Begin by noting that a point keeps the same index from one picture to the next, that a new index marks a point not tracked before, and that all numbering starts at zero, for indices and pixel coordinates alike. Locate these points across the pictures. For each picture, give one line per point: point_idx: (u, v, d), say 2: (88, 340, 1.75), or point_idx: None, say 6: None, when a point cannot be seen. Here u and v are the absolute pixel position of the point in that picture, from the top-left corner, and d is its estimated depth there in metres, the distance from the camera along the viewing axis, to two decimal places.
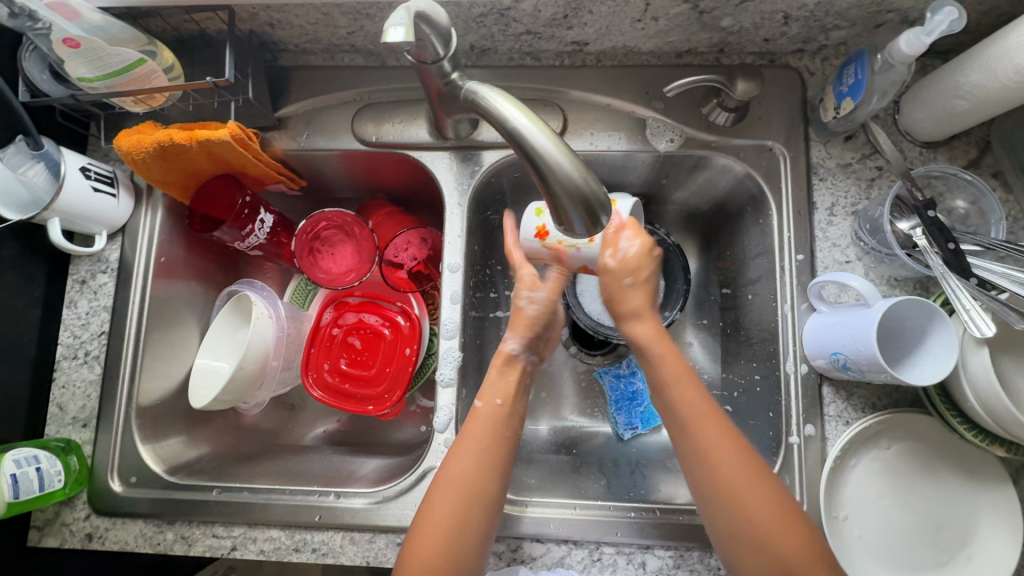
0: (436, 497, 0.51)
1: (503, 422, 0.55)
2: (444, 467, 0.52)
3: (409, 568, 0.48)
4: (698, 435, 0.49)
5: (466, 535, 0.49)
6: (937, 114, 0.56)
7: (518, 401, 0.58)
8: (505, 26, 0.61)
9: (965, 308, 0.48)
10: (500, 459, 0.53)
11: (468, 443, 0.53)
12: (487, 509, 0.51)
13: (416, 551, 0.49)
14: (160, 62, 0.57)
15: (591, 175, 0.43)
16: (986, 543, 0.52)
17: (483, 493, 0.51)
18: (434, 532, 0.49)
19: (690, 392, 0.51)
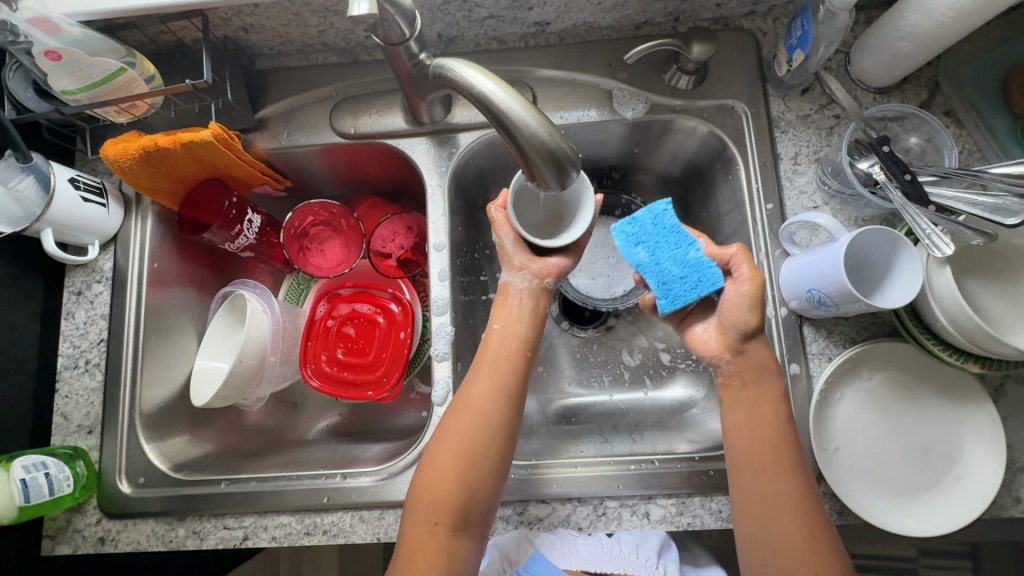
0: (440, 440, 0.55)
1: (507, 363, 0.58)
2: (450, 412, 0.56)
3: (418, 507, 0.52)
4: (782, 554, 0.48)
5: (472, 479, 0.52)
6: (885, 58, 0.59)
7: (532, 340, 0.60)
8: (469, 12, 0.64)
9: (925, 232, 0.51)
10: (505, 402, 0.55)
11: (476, 381, 0.56)
12: (491, 448, 0.54)
13: (422, 490, 0.53)
14: (141, 71, 0.59)
15: (558, 133, 0.46)
16: (973, 459, 0.54)
17: (485, 436, 0.54)
18: (438, 475, 0.53)
19: (781, 493, 0.49)
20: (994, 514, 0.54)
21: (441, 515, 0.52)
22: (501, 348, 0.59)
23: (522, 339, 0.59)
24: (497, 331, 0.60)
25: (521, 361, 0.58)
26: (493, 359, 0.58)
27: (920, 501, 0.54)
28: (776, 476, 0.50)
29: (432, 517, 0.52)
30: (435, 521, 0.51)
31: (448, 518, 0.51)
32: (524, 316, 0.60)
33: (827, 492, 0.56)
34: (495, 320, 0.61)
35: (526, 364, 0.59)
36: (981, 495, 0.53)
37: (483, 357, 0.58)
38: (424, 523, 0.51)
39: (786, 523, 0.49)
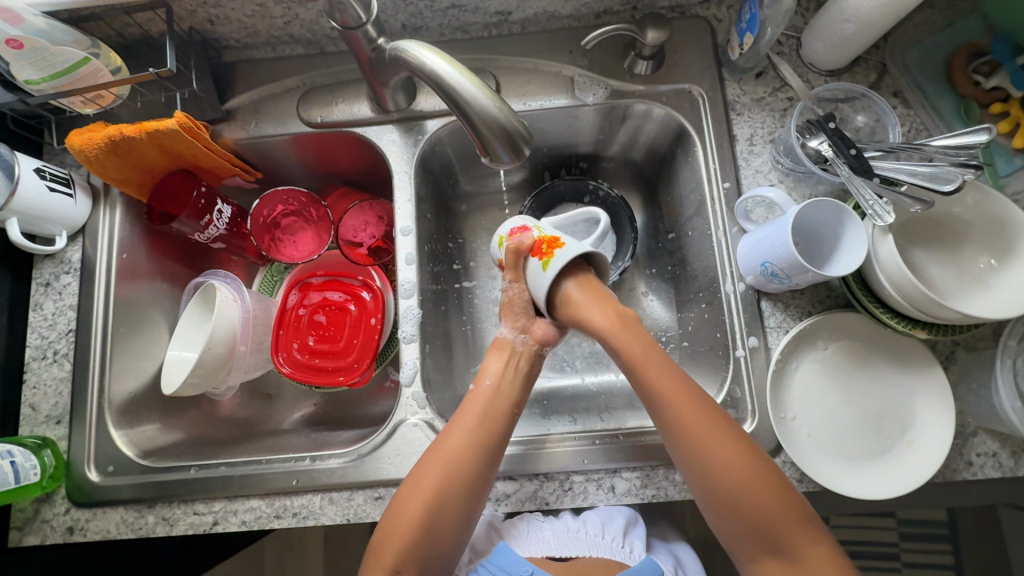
0: (413, 489, 0.54)
1: (492, 421, 0.57)
2: (426, 456, 0.55)
3: (380, 550, 0.52)
4: (735, 488, 0.49)
5: (438, 528, 0.52)
6: (831, 40, 0.62)
7: (514, 404, 0.60)
8: (430, 2, 0.65)
9: (868, 202, 0.53)
10: (485, 460, 0.55)
11: (456, 430, 0.56)
12: (464, 500, 0.53)
13: (388, 535, 0.52)
14: (106, 62, 0.61)
15: (510, 111, 0.47)
16: (924, 424, 0.56)
17: (459, 491, 0.53)
18: (406, 521, 0.52)
19: (729, 445, 0.50)
20: (947, 478, 0.56)
21: (404, 564, 0.51)
22: (488, 404, 0.58)
23: (511, 402, 0.59)
24: (486, 390, 0.60)
25: (507, 420, 0.57)
26: (477, 415, 0.57)
27: (874, 467, 0.55)
28: (709, 422, 0.51)
29: (393, 563, 0.51)
30: (396, 570, 0.51)
31: (410, 568, 0.52)
32: (516, 377, 0.61)
33: (787, 461, 0.57)
34: (485, 376, 0.61)
35: (511, 422, 0.58)
36: (933, 459, 0.54)
37: (467, 411, 0.58)
38: (384, 568, 0.51)
39: (733, 464, 0.50)
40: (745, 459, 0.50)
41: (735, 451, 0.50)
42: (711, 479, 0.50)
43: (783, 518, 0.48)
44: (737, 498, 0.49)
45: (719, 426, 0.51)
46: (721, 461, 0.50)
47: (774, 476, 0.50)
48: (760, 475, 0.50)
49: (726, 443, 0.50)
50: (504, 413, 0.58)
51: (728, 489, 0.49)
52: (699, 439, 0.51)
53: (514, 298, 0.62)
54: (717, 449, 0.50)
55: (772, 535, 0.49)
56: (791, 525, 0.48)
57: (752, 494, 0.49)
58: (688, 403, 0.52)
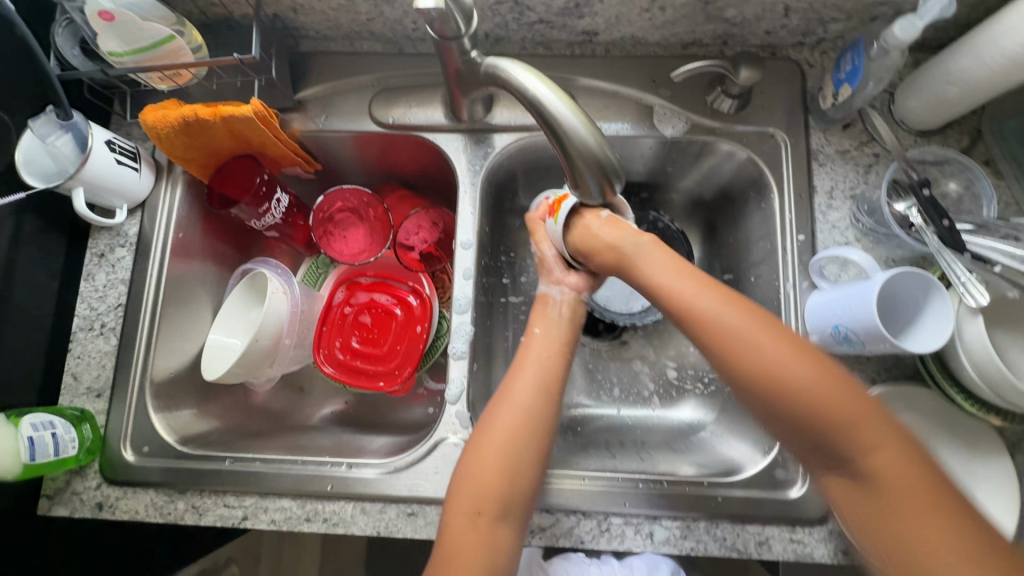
0: (480, 440, 0.53)
1: (550, 364, 0.56)
2: (494, 405, 0.55)
3: (461, 497, 0.51)
4: (797, 403, 0.42)
5: (521, 472, 0.52)
6: (930, 101, 0.59)
7: (571, 345, 0.60)
8: (519, 14, 0.64)
9: (960, 280, 0.51)
10: (548, 399, 0.54)
11: (521, 371, 0.56)
12: (538, 444, 0.53)
13: (465, 484, 0.51)
14: (188, 41, 0.59)
15: (607, 143, 0.45)
16: (986, 511, 0.54)
17: (533, 433, 0.53)
18: (481, 469, 0.51)
19: (773, 347, 0.44)
20: None
21: (484, 505, 0.50)
22: (544, 348, 0.58)
23: (563, 342, 0.59)
24: (538, 334, 0.60)
25: (564, 363, 0.57)
26: (536, 359, 0.57)
27: None
28: (756, 334, 0.45)
29: (474, 507, 0.50)
30: (477, 511, 0.50)
31: (492, 509, 0.50)
32: (562, 321, 0.61)
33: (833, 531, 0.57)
34: (535, 324, 0.61)
35: (567, 366, 0.58)
36: None
37: (526, 356, 0.57)
38: (467, 512, 0.50)
39: (796, 378, 0.43)
40: (817, 374, 0.42)
41: (790, 360, 0.43)
42: (760, 394, 0.44)
43: (852, 421, 0.41)
44: (789, 406, 0.43)
45: (799, 362, 0.43)
46: (779, 372, 0.43)
47: (851, 393, 0.42)
48: (833, 385, 0.42)
49: (776, 354, 0.44)
50: (560, 357, 0.58)
51: (772, 398, 0.43)
52: (734, 347, 0.45)
53: (545, 257, 0.65)
54: (779, 370, 0.43)
55: (835, 438, 0.41)
56: (864, 428, 0.40)
57: (827, 418, 0.41)
58: (727, 310, 0.46)
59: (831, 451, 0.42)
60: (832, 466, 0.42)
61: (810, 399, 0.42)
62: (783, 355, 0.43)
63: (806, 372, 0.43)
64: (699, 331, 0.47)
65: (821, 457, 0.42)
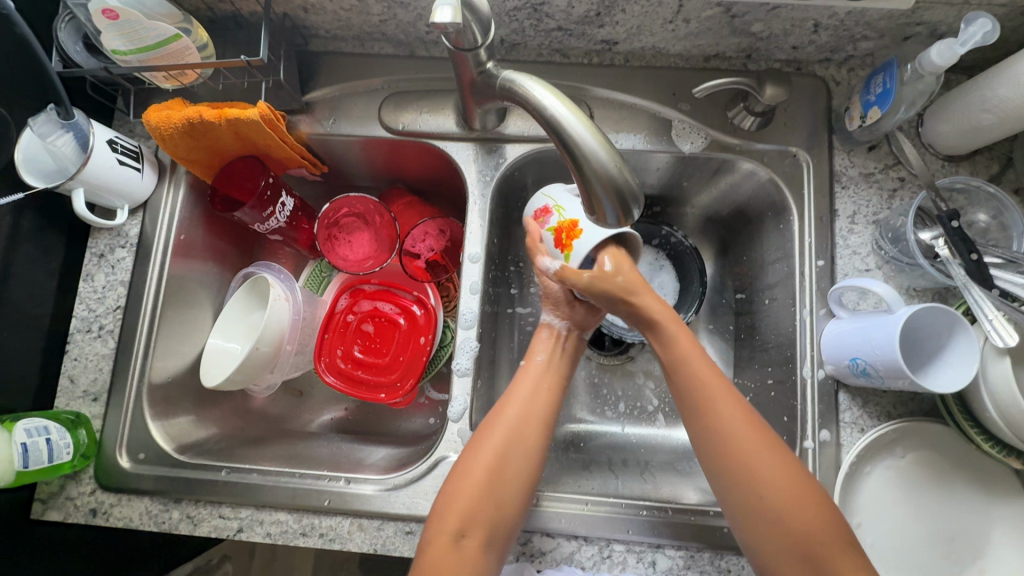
0: (472, 459, 0.51)
1: (548, 393, 0.56)
2: (485, 426, 0.54)
3: (442, 517, 0.49)
4: (778, 522, 0.45)
5: (506, 496, 0.50)
6: (962, 126, 0.57)
7: (566, 380, 0.59)
8: (537, 21, 0.62)
9: (987, 318, 0.49)
10: (542, 427, 0.54)
11: (516, 395, 0.56)
12: (526, 468, 0.52)
13: (451, 502, 0.49)
14: (195, 39, 0.57)
15: (627, 167, 0.42)
16: (998, 554, 0.52)
17: (523, 458, 0.52)
18: (469, 490, 0.50)
19: (771, 461, 0.47)
20: None
21: (468, 526, 0.48)
22: (542, 377, 0.58)
23: (560, 375, 0.59)
24: (537, 364, 0.59)
25: (560, 393, 0.57)
26: (532, 387, 0.56)
27: None
28: (755, 447, 0.47)
29: (457, 529, 0.48)
30: (461, 533, 0.48)
31: (477, 532, 0.48)
32: (564, 355, 0.61)
33: None
34: (535, 353, 0.60)
35: (562, 398, 0.57)
36: None
37: (522, 383, 0.57)
38: (448, 534, 0.48)
39: (745, 436, 0.48)
40: (755, 427, 0.49)
41: (778, 472, 0.46)
42: (745, 499, 0.47)
43: (824, 540, 0.44)
44: (746, 480, 0.47)
45: (744, 418, 0.49)
46: (767, 487, 0.46)
47: (824, 513, 0.45)
48: (813, 505, 0.45)
49: (773, 473, 0.46)
50: (556, 388, 0.57)
51: (755, 508, 0.46)
52: (730, 458, 0.48)
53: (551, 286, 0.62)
54: (772, 487, 0.46)
55: (811, 550, 0.44)
56: (829, 549, 0.44)
57: (804, 531, 0.44)
58: (736, 419, 0.49)
59: (807, 567, 0.44)
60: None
61: (784, 515, 0.45)
62: (723, 404, 0.50)
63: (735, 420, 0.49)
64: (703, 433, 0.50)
65: (794, 562, 0.44)
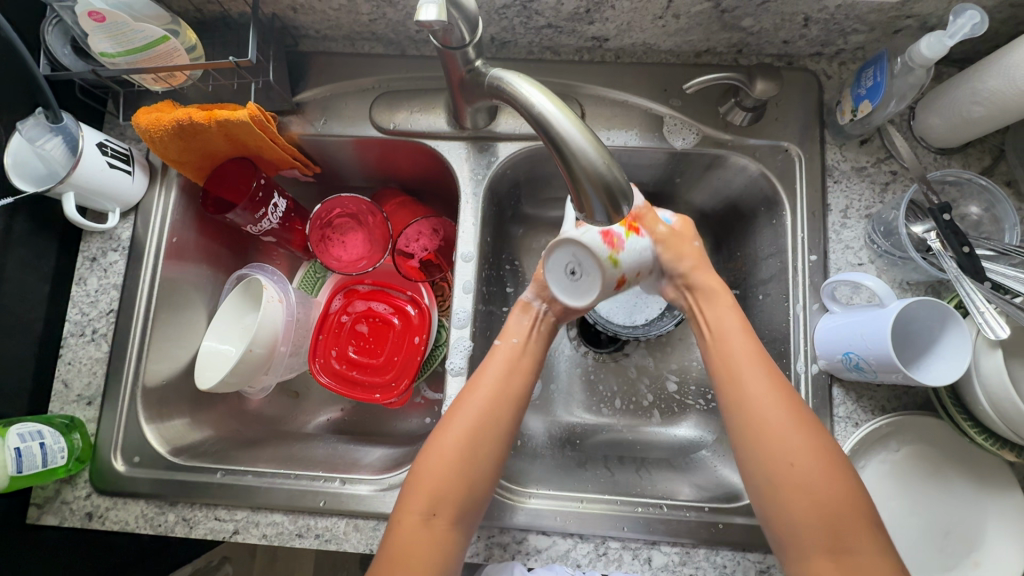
0: (441, 442, 0.51)
1: (513, 374, 0.56)
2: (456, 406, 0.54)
3: (414, 497, 0.49)
4: (812, 499, 0.44)
5: (474, 476, 0.50)
6: (953, 119, 0.57)
7: (535, 363, 0.59)
8: (527, 19, 0.62)
9: (979, 311, 0.49)
10: (508, 408, 0.54)
11: (485, 375, 0.56)
12: (495, 449, 0.52)
13: (421, 484, 0.50)
14: (183, 41, 0.57)
15: (615, 163, 0.42)
16: (993, 547, 0.52)
17: (490, 437, 0.52)
18: (439, 468, 0.50)
19: (804, 447, 0.46)
20: None
21: (439, 506, 0.49)
22: (509, 360, 0.57)
23: (528, 356, 0.59)
24: (504, 346, 0.59)
25: (527, 374, 0.57)
26: (499, 370, 0.56)
27: None
28: (789, 425, 0.47)
29: (428, 507, 0.49)
30: (430, 512, 0.48)
31: (446, 511, 0.49)
32: (538, 337, 0.61)
33: None
34: (510, 335, 0.60)
35: (529, 380, 0.57)
36: None
37: (489, 366, 0.57)
38: (419, 513, 0.48)
39: (784, 417, 0.47)
40: (796, 411, 0.48)
41: (815, 452, 0.46)
42: (777, 475, 0.46)
43: (854, 525, 0.43)
44: (778, 462, 0.46)
45: (784, 400, 0.48)
46: (800, 463, 0.45)
47: (854, 494, 0.44)
48: (846, 495, 0.44)
49: (808, 453, 0.45)
50: (525, 371, 0.57)
51: (789, 490, 0.45)
52: (766, 433, 0.47)
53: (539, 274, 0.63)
54: (805, 465, 0.45)
55: (841, 529, 0.43)
56: (857, 529, 0.43)
57: (834, 509, 0.43)
58: (772, 398, 0.48)
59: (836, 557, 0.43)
60: (827, 561, 0.43)
61: (818, 494, 0.44)
62: (761, 385, 0.49)
63: (774, 402, 0.48)
64: (739, 413, 0.49)
65: (820, 539, 0.43)
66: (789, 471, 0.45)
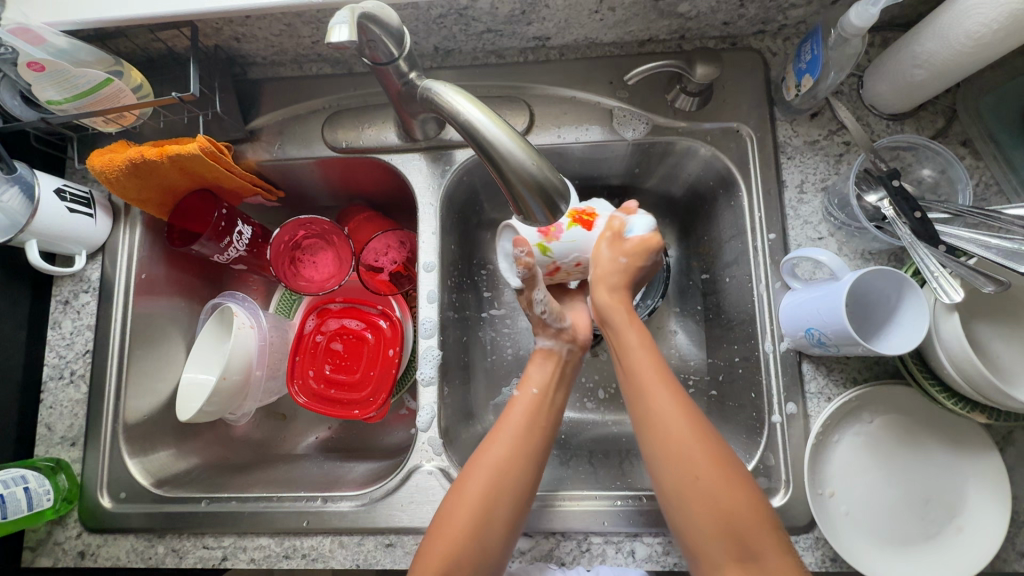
0: (460, 491, 0.52)
1: (534, 425, 0.56)
2: (469, 468, 0.53)
3: (432, 557, 0.49)
4: (727, 523, 0.45)
5: (495, 537, 0.50)
6: (899, 84, 0.56)
7: (557, 413, 0.59)
8: (465, 26, 0.62)
9: (932, 275, 0.48)
10: (532, 463, 0.53)
11: (506, 433, 0.55)
12: (514, 509, 0.51)
13: (440, 538, 0.50)
14: (128, 81, 0.58)
15: (548, 164, 0.42)
16: (973, 511, 0.52)
17: (508, 499, 0.51)
18: (456, 529, 0.50)
19: (699, 453, 0.47)
20: (996, 568, 0.52)
21: (457, 565, 0.48)
22: (533, 410, 0.57)
23: (550, 406, 0.58)
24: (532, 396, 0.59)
25: (550, 425, 0.56)
26: (521, 421, 0.56)
27: (917, 554, 0.52)
28: (700, 453, 0.47)
29: (445, 566, 0.48)
30: (445, 574, 0.48)
31: (463, 570, 0.48)
32: (558, 383, 0.60)
33: (819, 539, 0.54)
34: (529, 384, 0.60)
35: (553, 434, 0.57)
36: (982, 550, 0.50)
37: (509, 418, 0.57)
38: (434, 573, 0.48)
39: (676, 431, 0.48)
40: (688, 423, 0.49)
41: (710, 457, 0.47)
42: (693, 501, 0.46)
43: (752, 524, 0.45)
44: (684, 478, 0.47)
45: (681, 413, 0.49)
46: (707, 484, 0.46)
47: (756, 506, 0.46)
48: (744, 499, 0.46)
49: (718, 473, 0.46)
50: (548, 423, 0.57)
51: (693, 502, 0.46)
52: (670, 449, 0.48)
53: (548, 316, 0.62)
54: (721, 489, 0.46)
55: (743, 538, 0.44)
56: (758, 535, 0.44)
57: (740, 523, 0.45)
58: (675, 411, 0.49)
59: (739, 555, 0.44)
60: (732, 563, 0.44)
61: (722, 501, 0.45)
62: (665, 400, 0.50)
63: (670, 410, 0.49)
64: (652, 445, 0.49)
65: (728, 549, 0.44)
66: (695, 486, 0.46)
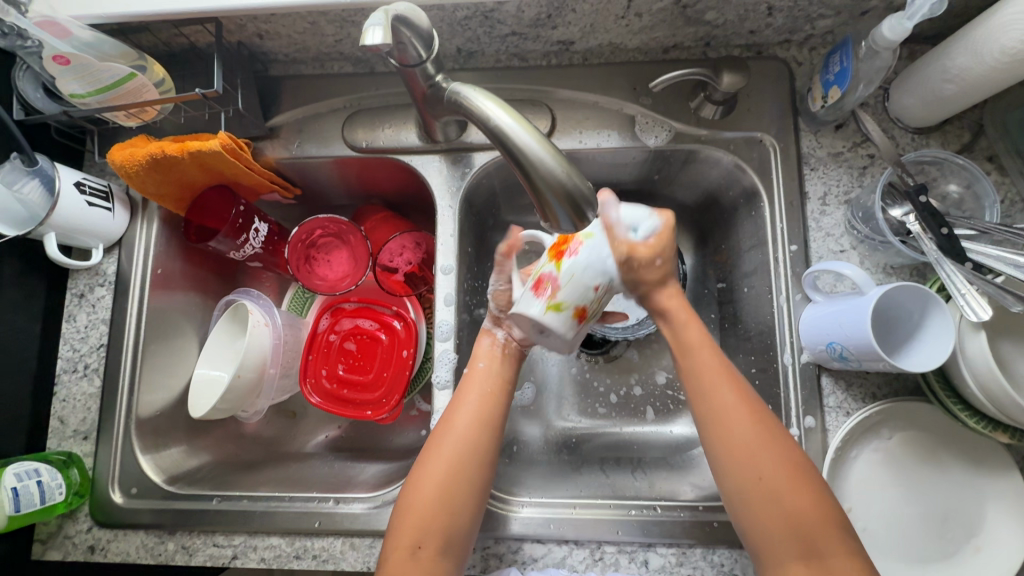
0: (424, 467, 0.52)
1: (491, 398, 0.55)
2: (433, 442, 0.53)
3: (402, 530, 0.49)
4: (778, 506, 0.45)
5: (462, 506, 0.50)
6: (927, 98, 0.56)
7: (511, 382, 0.58)
8: (490, 28, 0.62)
9: (960, 293, 0.48)
10: (489, 433, 0.53)
11: (463, 403, 0.55)
12: (476, 477, 0.51)
13: (407, 513, 0.50)
14: (151, 76, 0.58)
15: (577, 171, 0.41)
16: (992, 531, 0.51)
17: (472, 471, 0.51)
18: (422, 500, 0.50)
19: (751, 433, 0.47)
20: None
21: (424, 538, 0.49)
22: (483, 384, 0.56)
23: (502, 378, 0.57)
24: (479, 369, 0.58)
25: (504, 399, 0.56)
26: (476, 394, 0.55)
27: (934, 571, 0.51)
28: (745, 421, 0.48)
29: (413, 541, 0.48)
30: (416, 545, 0.48)
31: (433, 544, 0.48)
32: (506, 357, 0.59)
33: None
34: (477, 358, 0.59)
35: (507, 401, 0.57)
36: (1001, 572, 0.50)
37: (466, 391, 0.56)
38: (405, 548, 0.48)
39: (733, 413, 0.48)
40: (745, 401, 0.49)
41: (769, 444, 0.47)
42: (743, 477, 0.46)
43: (818, 523, 0.44)
44: (740, 458, 0.47)
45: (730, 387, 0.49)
46: (760, 466, 0.46)
47: (819, 495, 0.45)
48: (799, 482, 0.45)
49: (775, 458, 0.46)
50: (500, 391, 0.56)
51: (752, 490, 0.46)
52: (721, 423, 0.48)
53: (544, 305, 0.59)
54: (752, 445, 0.47)
55: (811, 536, 0.43)
56: (823, 526, 0.44)
57: (779, 496, 0.45)
58: (723, 380, 0.50)
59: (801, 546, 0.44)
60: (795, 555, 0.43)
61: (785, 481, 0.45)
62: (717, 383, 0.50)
63: (730, 395, 0.49)
64: (711, 433, 0.49)
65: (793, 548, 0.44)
66: (755, 479, 0.46)
